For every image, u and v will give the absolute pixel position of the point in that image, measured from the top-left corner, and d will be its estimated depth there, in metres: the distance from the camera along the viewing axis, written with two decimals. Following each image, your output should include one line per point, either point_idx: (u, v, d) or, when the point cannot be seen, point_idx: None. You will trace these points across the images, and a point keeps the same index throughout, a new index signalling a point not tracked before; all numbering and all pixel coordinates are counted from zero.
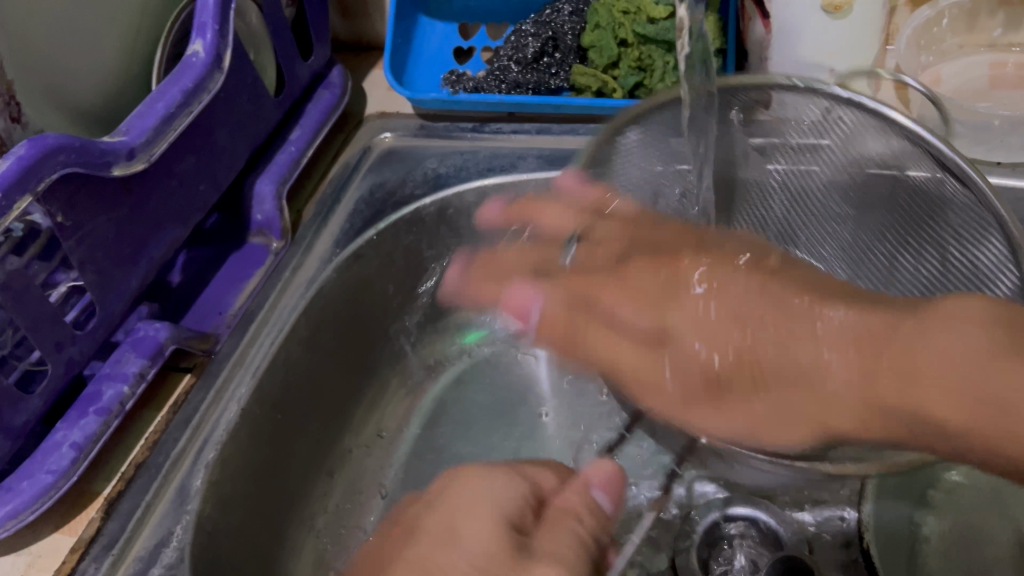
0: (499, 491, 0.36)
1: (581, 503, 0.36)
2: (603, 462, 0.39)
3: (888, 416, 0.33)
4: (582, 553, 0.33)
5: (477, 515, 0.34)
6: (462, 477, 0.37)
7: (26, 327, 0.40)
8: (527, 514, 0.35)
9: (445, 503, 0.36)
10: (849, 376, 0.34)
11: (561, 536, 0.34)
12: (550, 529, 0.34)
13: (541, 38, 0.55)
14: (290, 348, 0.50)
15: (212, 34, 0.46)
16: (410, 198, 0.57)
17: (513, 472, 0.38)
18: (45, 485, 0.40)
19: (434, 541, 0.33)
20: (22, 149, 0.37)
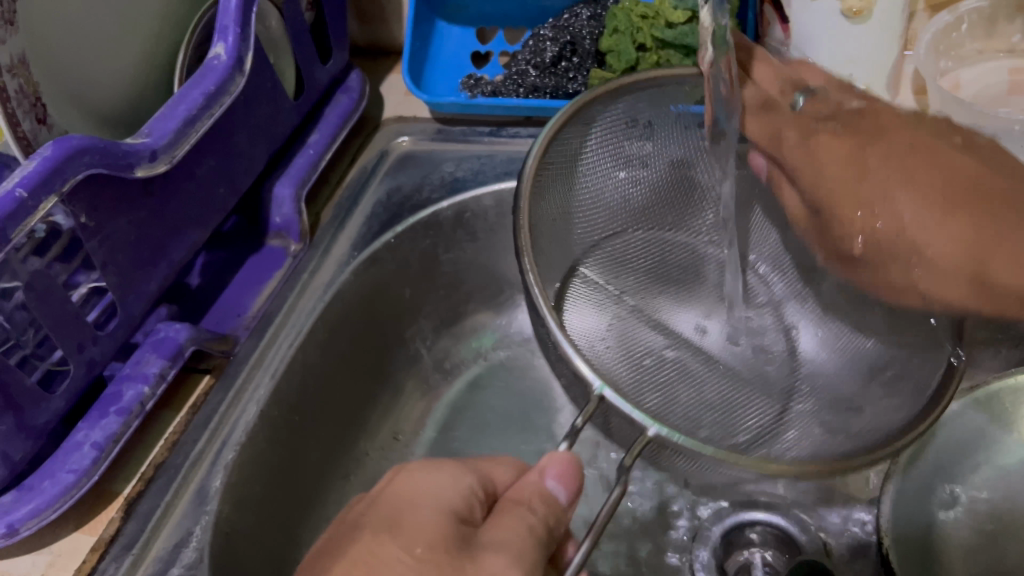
0: (441, 487, 0.34)
1: (534, 494, 0.34)
2: (560, 448, 0.36)
3: (997, 291, 0.39)
4: (531, 544, 0.32)
5: (419, 512, 0.32)
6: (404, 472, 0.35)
7: (49, 327, 0.40)
8: (474, 509, 0.34)
9: (386, 496, 0.33)
10: (966, 264, 0.39)
11: (509, 525, 0.32)
12: (499, 522, 0.33)
13: (559, 43, 0.55)
14: (308, 350, 0.51)
15: (234, 37, 0.46)
16: (427, 202, 0.57)
17: (463, 466, 0.36)
18: (66, 485, 0.41)
19: (376, 531, 0.31)
20: (47, 150, 0.38)
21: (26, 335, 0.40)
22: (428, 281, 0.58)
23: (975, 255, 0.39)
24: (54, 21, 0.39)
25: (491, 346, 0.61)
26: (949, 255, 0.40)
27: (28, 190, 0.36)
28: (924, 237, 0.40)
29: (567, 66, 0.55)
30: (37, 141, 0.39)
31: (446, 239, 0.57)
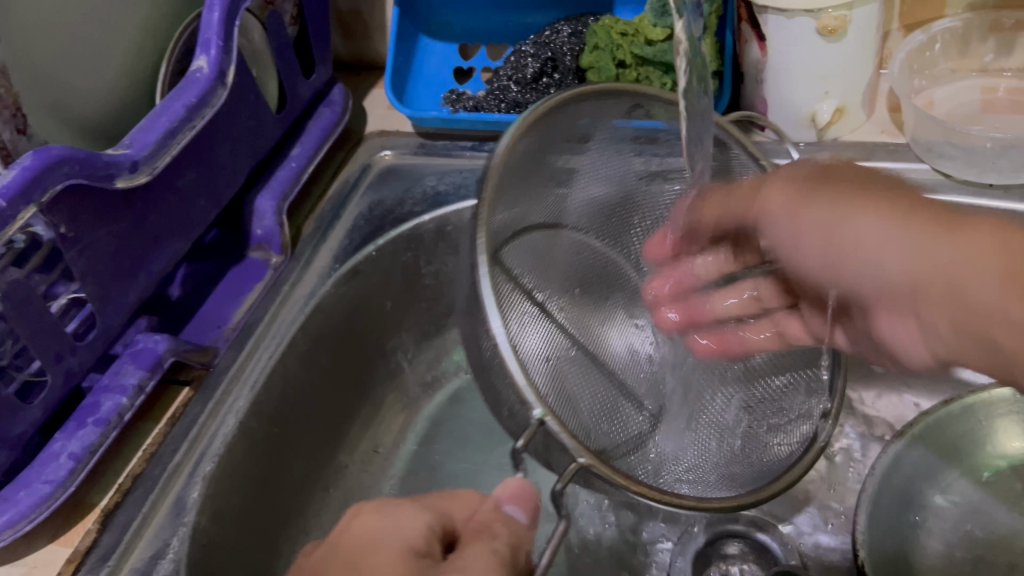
0: (401, 529, 0.33)
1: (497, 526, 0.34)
2: (514, 476, 0.36)
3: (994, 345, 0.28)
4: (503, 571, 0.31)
5: (382, 557, 0.32)
6: (361, 511, 0.34)
7: (27, 337, 0.40)
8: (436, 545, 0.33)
9: (340, 544, 0.33)
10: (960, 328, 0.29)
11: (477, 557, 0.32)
12: (465, 554, 0.32)
13: (540, 59, 0.55)
14: (288, 362, 0.51)
15: (216, 50, 0.46)
16: (409, 215, 0.57)
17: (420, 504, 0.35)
18: (43, 495, 0.41)
19: None
20: (27, 160, 0.38)
21: (4, 346, 0.40)
22: (408, 295, 0.59)
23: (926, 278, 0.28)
24: (37, 32, 0.39)
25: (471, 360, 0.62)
26: (913, 273, 0.28)
27: (6, 200, 0.36)
28: (963, 239, 0.27)
29: (548, 82, 0.55)
30: (17, 151, 0.39)
31: (427, 253, 0.58)
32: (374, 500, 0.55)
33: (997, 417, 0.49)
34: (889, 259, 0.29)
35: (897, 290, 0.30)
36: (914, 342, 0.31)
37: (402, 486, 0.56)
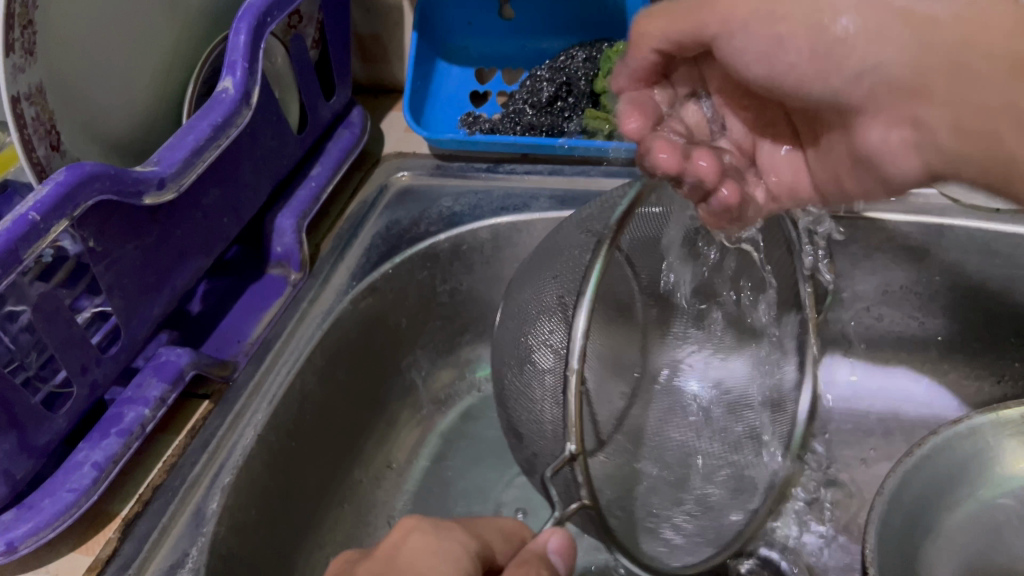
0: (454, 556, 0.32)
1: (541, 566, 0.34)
2: (556, 524, 0.36)
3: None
4: None
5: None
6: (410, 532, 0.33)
7: (55, 347, 0.41)
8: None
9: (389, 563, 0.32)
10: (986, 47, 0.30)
11: None
12: None
13: (555, 83, 0.56)
14: (306, 377, 0.52)
15: (241, 72, 0.47)
16: (425, 234, 0.58)
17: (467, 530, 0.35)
18: (66, 503, 0.41)
19: None
20: (60, 176, 0.39)
21: (30, 357, 0.41)
22: (424, 312, 0.59)
23: (929, 57, 0.32)
24: (72, 53, 0.41)
25: (484, 378, 0.63)
26: (916, 62, 0.32)
27: (40, 214, 0.38)
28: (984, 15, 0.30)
29: (563, 106, 0.56)
30: (50, 167, 0.40)
31: (442, 271, 0.59)
32: (387, 515, 0.56)
33: (1004, 437, 0.49)
34: (887, 52, 0.33)
35: (898, 88, 0.33)
36: (868, 49, 0.33)
37: (414, 502, 0.56)
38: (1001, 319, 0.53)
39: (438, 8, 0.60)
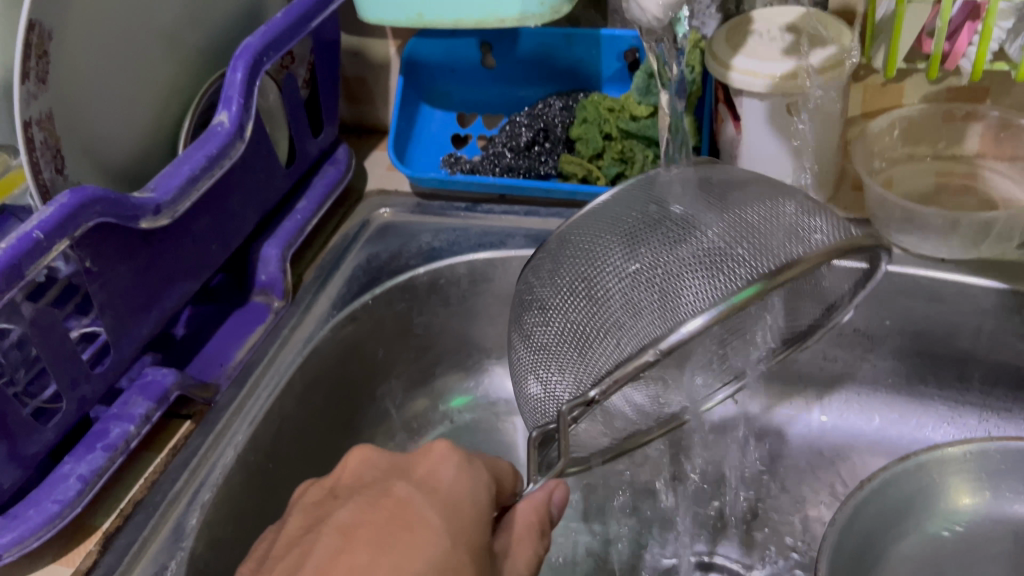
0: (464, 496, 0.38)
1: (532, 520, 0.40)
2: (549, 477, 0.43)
3: None
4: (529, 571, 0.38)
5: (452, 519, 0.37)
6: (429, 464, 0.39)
7: (48, 360, 0.43)
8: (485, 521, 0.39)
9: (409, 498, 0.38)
10: None
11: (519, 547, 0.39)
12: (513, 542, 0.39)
13: (533, 129, 0.60)
14: (285, 401, 0.53)
15: (237, 107, 0.50)
16: (405, 267, 0.60)
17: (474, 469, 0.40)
18: (51, 514, 0.43)
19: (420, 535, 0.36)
20: (64, 198, 0.41)
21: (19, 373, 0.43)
22: (401, 343, 0.61)
23: None
24: (82, 82, 0.43)
25: (457, 409, 0.64)
26: None
27: (44, 233, 0.40)
28: None
29: (540, 150, 0.60)
30: (54, 189, 0.42)
31: (420, 303, 0.61)
32: None
33: (949, 473, 0.51)
34: None
35: None
36: None
37: None
38: (946, 363, 0.56)
39: (424, 55, 0.63)
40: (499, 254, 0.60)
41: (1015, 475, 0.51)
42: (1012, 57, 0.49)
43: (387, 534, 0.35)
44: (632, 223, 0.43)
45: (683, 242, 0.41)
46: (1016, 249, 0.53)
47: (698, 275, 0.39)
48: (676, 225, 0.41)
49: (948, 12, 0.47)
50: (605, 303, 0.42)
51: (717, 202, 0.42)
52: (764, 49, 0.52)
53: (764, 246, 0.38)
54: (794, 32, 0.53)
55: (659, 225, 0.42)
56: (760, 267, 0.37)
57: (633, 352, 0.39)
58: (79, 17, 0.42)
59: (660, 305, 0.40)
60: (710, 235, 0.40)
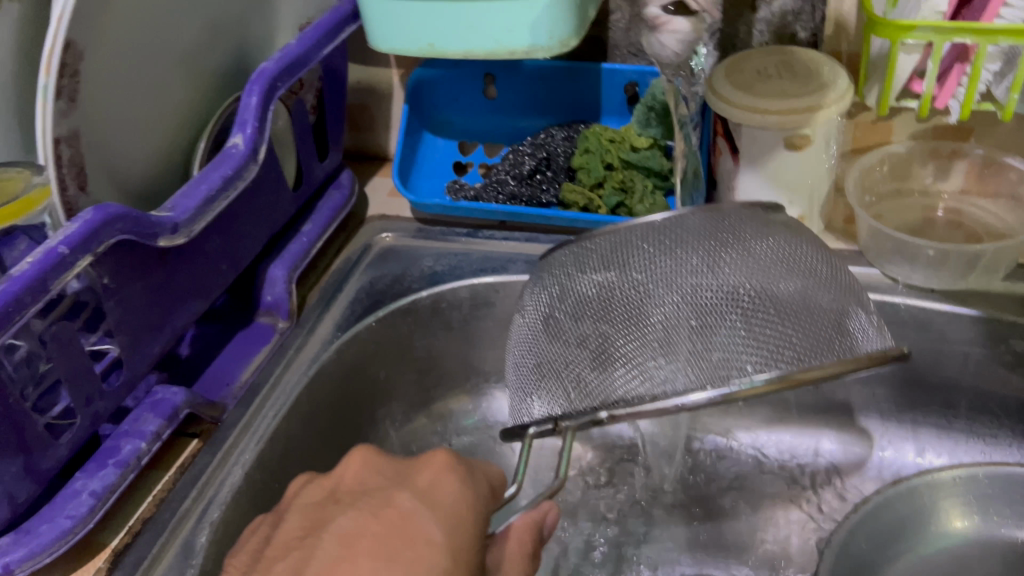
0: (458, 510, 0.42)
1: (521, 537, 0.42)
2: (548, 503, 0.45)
3: None
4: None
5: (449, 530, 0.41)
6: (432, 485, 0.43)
7: (64, 375, 0.43)
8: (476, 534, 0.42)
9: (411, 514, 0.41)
10: None
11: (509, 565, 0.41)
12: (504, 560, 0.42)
13: (536, 157, 0.62)
14: (291, 421, 0.54)
15: (252, 130, 0.51)
16: (408, 290, 0.61)
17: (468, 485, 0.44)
18: (64, 529, 0.43)
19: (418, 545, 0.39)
20: (88, 214, 0.41)
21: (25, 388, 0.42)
22: (402, 365, 0.62)
23: None
24: (108, 102, 0.44)
25: (455, 431, 0.64)
26: None
27: (69, 248, 0.40)
28: None
29: (542, 178, 0.61)
30: (78, 206, 0.43)
31: (422, 326, 0.62)
32: None
33: (941, 498, 0.53)
34: None
35: None
36: None
37: None
38: (934, 391, 0.58)
39: (429, 83, 0.65)
40: (500, 279, 0.61)
41: (1001, 500, 0.53)
42: (999, 97, 0.51)
43: (391, 546, 0.39)
44: (694, 272, 0.45)
45: (737, 303, 0.43)
46: (1002, 281, 0.55)
47: (748, 336, 0.41)
48: (734, 284, 0.43)
49: (940, 55, 0.49)
50: (641, 331, 0.43)
51: (777, 282, 0.43)
52: (761, 85, 0.54)
53: (815, 337, 0.40)
54: (788, 69, 0.55)
55: (718, 280, 0.44)
56: (800, 355, 0.39)
57: (666, 388, 0.40)
58: (108, 39, 0.43)
59: (697, 353, 0.41)
60: (765, 306, 0.42)
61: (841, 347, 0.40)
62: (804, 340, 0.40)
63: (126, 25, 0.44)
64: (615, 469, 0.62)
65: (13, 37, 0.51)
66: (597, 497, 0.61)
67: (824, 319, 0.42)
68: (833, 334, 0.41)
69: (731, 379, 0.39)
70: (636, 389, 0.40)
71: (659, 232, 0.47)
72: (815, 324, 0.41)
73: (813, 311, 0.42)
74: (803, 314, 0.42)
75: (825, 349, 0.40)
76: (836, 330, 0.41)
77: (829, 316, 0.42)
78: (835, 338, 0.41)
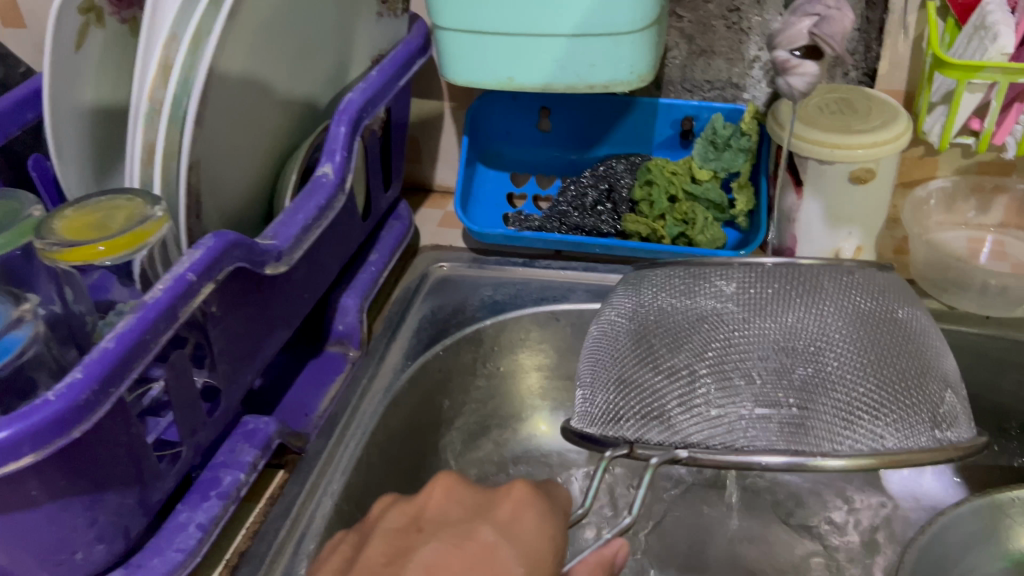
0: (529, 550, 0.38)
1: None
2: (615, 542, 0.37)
3: None
4: None
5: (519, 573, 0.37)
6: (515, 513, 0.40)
7: (177, 405, 0.42)
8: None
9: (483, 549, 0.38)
10: None
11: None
12: None
13: (598, 190, 0.63)
14: (369, 451, 0.54)
15: (341, 159, 0.51)
16: (471, 319, 0.62)
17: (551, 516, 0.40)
18: (176, 563, 0.42)
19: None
20: (209, 241, 0.41)
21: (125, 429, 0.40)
22: (463, 394, 0.62)
23: None
24: (219, 124, 0.46)
25: (512, 460, 0.64)
26: None
27: (195, 275, 0.40)
28: None
29: (605, 209, 0.62)
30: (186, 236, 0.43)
31: (484, 355, 0.62)
32: None
33: (1003, 517, 0.55)
34: None
35: None
36: None
37: None
38: (985, 416, 0.60)
39: (485, 116, 0.66)
40: (564, 308, 0.62)
41: None
42: None
43: None
44: (794, 324, 0.43)
45: (834, 367, 0.41)
46: None
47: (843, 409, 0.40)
48: (833, 345, 0.42)
49: (1003, 93, 0.52)
50: (731, 378, 0.42)
51: (877, 350, 0.42)
52: (827, 120, 0.56)
53: (907, 419, 0.39)
54: (851, 107, 0.58)
55: (822, 341, 0.42)
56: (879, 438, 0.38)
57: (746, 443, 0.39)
58: (228, 58, 0.45)
59: (779, 413, 0.40)
60: (862, 373, 0.41)
61: (930, 433, 0.39)
62: (894, 419, 0.39)
63: (246, 50, 0.46)
64: (671, 495, 0.63)
65: (95, 64, 0.51)
66: (658, 523, 0.61)
67: (922, 398, 0.40)
68: (924, 417, 0.40)
69: (820, 450, 0.38)
70: (714, 435, 0.39)
71: (766, 274, 0.46)
72: (907, 401, 0.40)
73: (911, 386, 0.41)
74: (899, 387, 0.40)
75: (912, 432, 0.39)
76: (930, 413, 0.40)
77: (926, 393, 0.41)
78: (928, 422, 0.39)
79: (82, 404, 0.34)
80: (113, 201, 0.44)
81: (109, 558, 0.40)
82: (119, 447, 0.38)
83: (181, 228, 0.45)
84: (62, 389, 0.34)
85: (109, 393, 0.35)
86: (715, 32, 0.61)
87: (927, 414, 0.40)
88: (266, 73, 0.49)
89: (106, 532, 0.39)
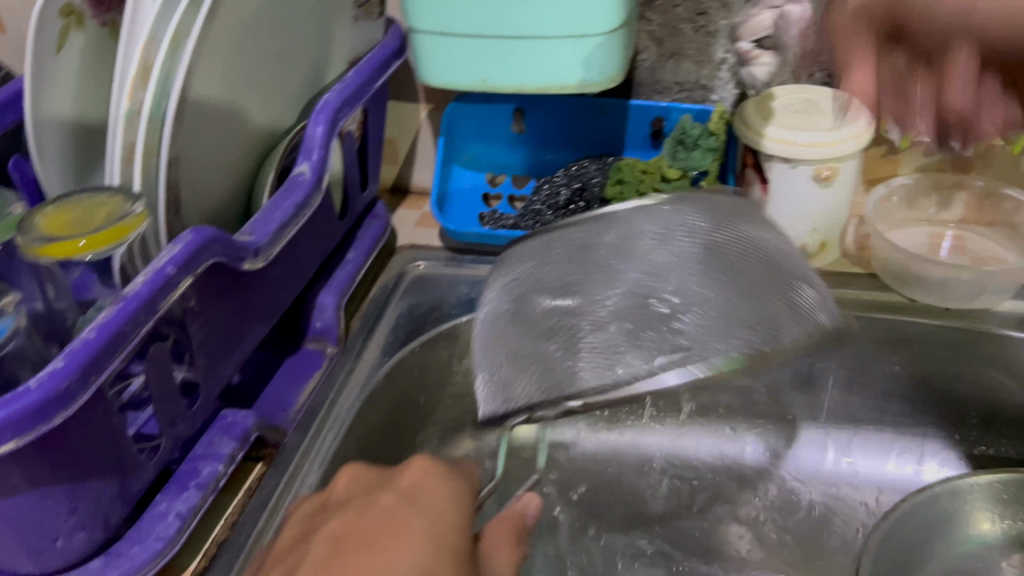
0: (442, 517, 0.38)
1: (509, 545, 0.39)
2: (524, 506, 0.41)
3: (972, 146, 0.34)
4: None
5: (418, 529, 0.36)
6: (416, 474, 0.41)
7: (156, 398, 0.43)
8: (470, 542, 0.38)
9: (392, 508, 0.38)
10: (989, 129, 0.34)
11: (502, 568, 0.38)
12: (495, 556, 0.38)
13: (571, 188, 0.64)
14: (348, 443, 0.55)
15: (318, 157, 0.52)
16: (448, 316, 0.63)
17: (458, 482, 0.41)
18: (155, 551, 0.43)
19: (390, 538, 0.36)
20: (188, 237, 0.42)
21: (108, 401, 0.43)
22: (439, 389, 0.64)
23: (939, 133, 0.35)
24: (197, 121, 0.47)
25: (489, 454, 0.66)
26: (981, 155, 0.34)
27: (174, 269, 0.41)
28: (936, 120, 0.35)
29: (577, 208, 0.64)
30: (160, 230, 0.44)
31: (460, 351, 0.64)
32: None
33: (963, 503, 0.57)
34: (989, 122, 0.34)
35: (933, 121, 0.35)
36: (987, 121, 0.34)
37: None
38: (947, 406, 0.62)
39: (461, 118, 0.67)
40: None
41: (1016, 504, 0.57)
42: None
43: (370, 542, 0.36)
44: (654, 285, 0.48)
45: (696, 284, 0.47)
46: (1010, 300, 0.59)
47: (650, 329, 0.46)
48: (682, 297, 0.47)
49: None
50: (596, 323, 0.47)
51: (715, 268, 0.47)
52: (792, 120, 0.58)
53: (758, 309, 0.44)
54: (815, 107, 0.59)
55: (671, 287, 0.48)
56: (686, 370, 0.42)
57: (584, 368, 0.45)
58: (206, 59, 0.46)
59: (613, 347, 0.45)
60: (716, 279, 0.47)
61: (785, 304, 0.44)
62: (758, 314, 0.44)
63: (223, 50, 0.47)
64: (638, 485, 0.65)
65: (76, 66, 0.52)
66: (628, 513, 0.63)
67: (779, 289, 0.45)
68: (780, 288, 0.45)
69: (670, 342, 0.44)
70: (599, 375, 0.44)
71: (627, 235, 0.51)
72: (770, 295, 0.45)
73: (762, 280, 0.46)
74: (743, 280, 0.46)
75: (773, 314, 0.44)
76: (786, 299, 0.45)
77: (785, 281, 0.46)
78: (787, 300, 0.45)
79: (61, 392, 0.35)
80: (94, 198, 0.45)
81: (90, 546, 0.41)
82: (100, 438, 0.39)
83: (161, 225, 0.46)
84: (43, 378, 0.35)
85: (89, 382, 0.36)
86: (684, 35, 0.63)
87: (793, 301, 0.45)
88: (244, 70, 0.50)
89: (87, 520, 0.40)
